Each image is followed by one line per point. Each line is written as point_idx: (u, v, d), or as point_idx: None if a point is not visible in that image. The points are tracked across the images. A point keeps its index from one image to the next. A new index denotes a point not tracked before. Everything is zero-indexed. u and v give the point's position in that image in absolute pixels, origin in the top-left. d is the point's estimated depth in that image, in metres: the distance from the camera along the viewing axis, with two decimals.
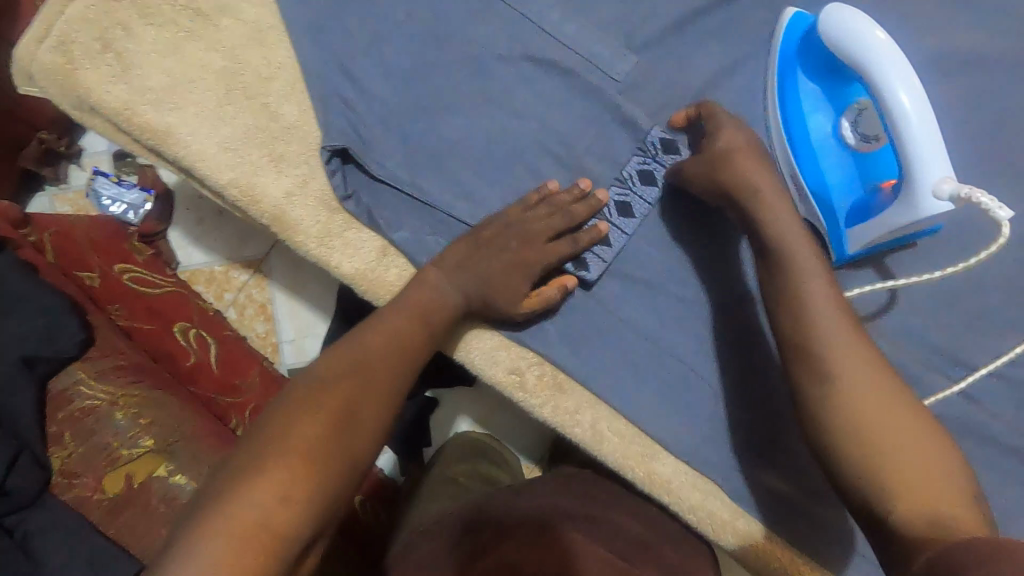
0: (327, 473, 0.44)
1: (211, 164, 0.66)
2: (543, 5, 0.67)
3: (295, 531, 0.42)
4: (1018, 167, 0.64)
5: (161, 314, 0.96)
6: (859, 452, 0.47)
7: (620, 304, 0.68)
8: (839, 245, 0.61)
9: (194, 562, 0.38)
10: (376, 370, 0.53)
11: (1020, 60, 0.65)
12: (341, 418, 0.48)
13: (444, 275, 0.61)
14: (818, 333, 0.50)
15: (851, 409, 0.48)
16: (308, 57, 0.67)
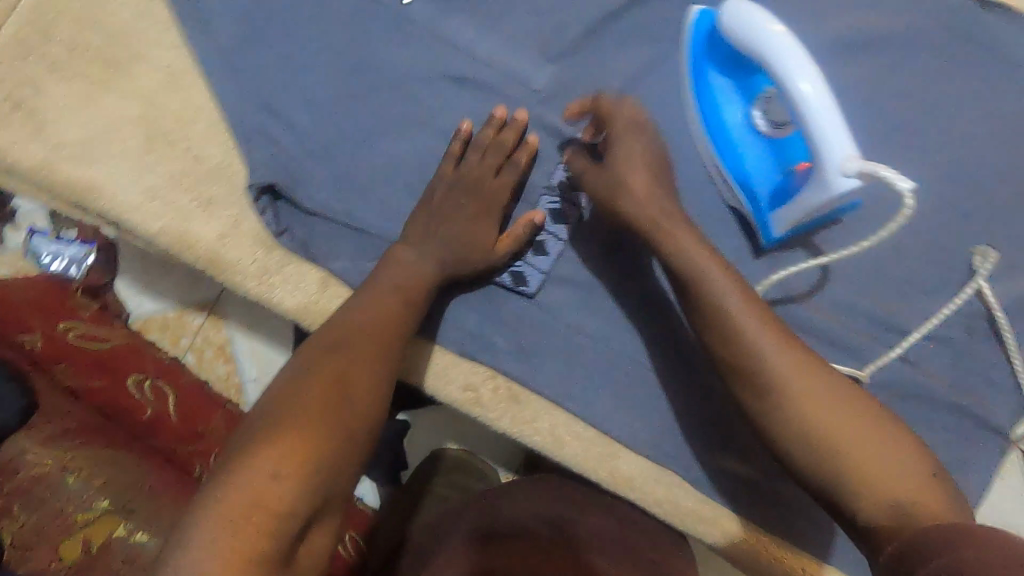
0: (323, 449, 0.45)
1: (139, 214, 0.66)
2: (455, 24, 0.68)
3: (292, 504, 0.42)
4: (922, 137, 0.67)
5: (112, 368, 0.93)
6: (831, 464, 0.48)
7: (566, 310, 0.68)
8: (765, 230, 0.64)
9: (195, 548, 0.39)
10: (358, 340, 0.53)
11: (913, 36, 0.68)
12: (334, 390, 0.49)
13: (414, 250, 0.62)
14: (749, 342, 0.51)
15: (797, 412, 0.49)
16: (225, 96, 0.66)
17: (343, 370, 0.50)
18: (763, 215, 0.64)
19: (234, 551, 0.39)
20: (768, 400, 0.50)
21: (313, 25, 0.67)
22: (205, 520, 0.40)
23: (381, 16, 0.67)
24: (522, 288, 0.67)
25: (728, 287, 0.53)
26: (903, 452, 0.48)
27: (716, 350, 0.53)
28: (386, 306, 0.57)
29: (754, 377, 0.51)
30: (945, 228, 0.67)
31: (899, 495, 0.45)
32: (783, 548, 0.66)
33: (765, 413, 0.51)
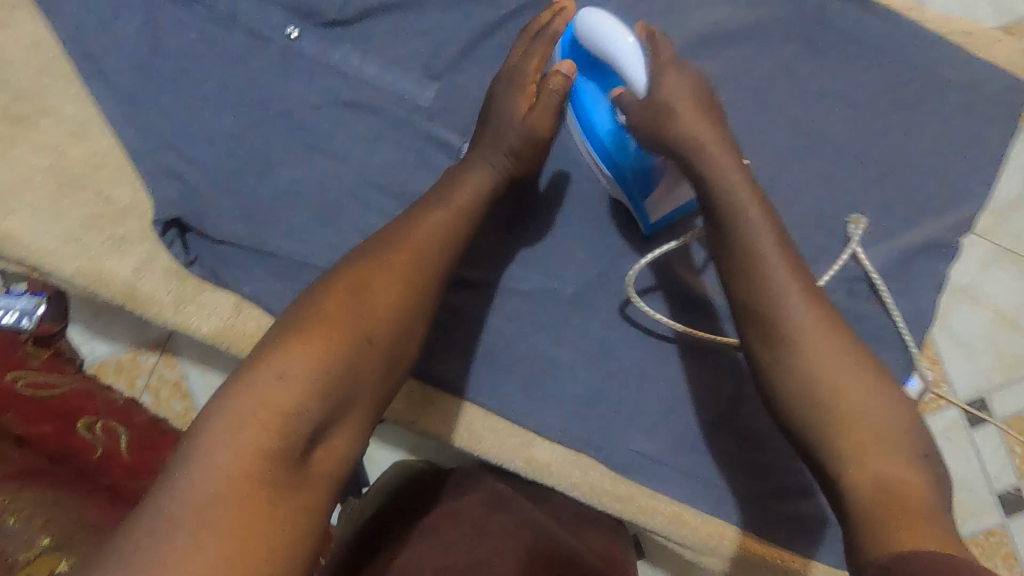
0: (341, 357, 0.53)
1: (57, 257, 0.69)
2: (342, 53, 0.72)
3: (300, 409, 0.50)
4: (776, 122, 0.74)
5: (63, 414, 0.95)
6: (833, 431, 0.51)
7: (472, 311, 0.72)
8: (643, 216, 0.70)
9: (224, 419, 0.48)
10: (389, 253, 0.59)
11: (762, 32, 0.75)
12: (350, 305, 0.55)
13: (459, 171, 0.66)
14: (778, 292, 0.55)
15: (815, 378, 0.52)
16: (128, 140, 0.70)
17: (364, 282, 0.57)
18: (639, 205, 0.69)
19: (246, 438, 0.47)
20: (787, 355, 0.54)
21: (207, 68, 0.71)
22: (230, 418, 0.48)
23: (269, 54, 0.72)
24: None
25: (768, 238, 0.56)
26: (902, 430, 0.51)
27: (733, 288, 0.57)
28: (427, 225, 0.61)
29: (775, 330, 0.54)
30: (809, 203, 0.73)
31: (887, 474, 0.49)
32: (697, 516, 0.70)
33: (780, 374, 0.54)
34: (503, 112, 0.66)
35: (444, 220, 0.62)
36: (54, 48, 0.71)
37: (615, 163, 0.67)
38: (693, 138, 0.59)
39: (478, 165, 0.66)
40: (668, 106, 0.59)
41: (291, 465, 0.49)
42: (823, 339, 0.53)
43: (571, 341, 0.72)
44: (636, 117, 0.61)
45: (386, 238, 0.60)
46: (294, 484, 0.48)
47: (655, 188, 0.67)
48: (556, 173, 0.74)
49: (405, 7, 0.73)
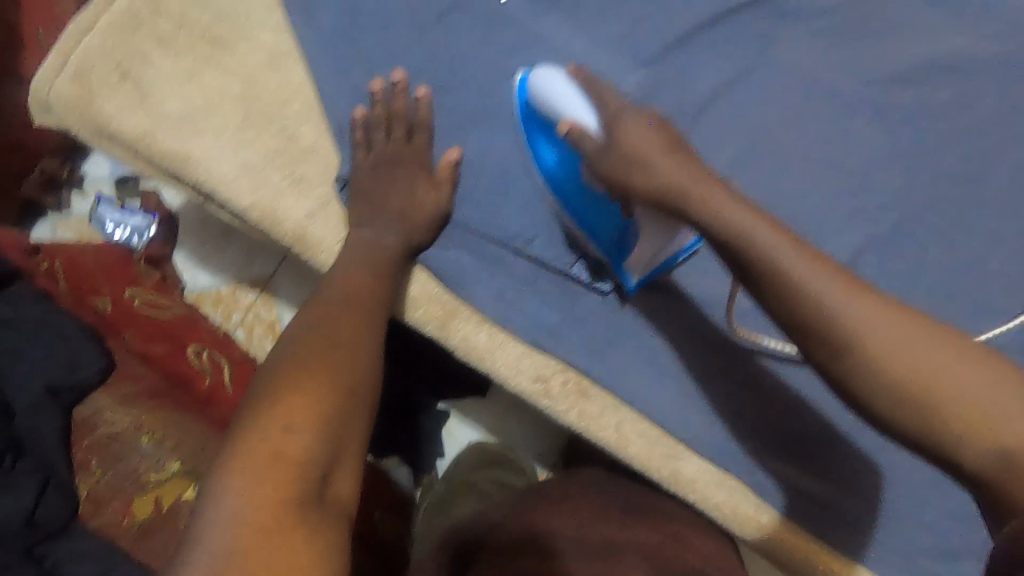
0: (331, 401, 0.50)
1: (232, 186, 0.68)
2: (551, 24, 0.70)
3: (308, 455, 0.46)
4: (977, 165, 0.72)
5: (174, 336, 0.92)
6: (931, 413, 0.46)
7: (640, 310, 0.69)
8: (623, 278, 0.67)
9: (231, 482, 0.43)
10: (334, 309, 0.59)
11: (972, 72, 0.73)
12: (330, 356, 0.54)
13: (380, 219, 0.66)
14: (814, 297, 0.49)
15: (894, 373, 0.46)
16: (323, 81, 0.69)
17: (337, 338, 0.56)
18: (618, 266, 0.66)
19: (263, 493, 0.42)
20: (855, 363, 0.48)
21: (410, 20, 0.69)
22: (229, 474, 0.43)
23: (475, 14, 0.70)
24: (597, 285, 0.69)
25: (777, 240, 0.51)
26: (1004, 393, 0.45)
27: (765, 302, 0.52)
28: (345, 275, 0.63)
29: (834, 346, 0.49)
30: (1004, 254, 0.70)
31: (1008, 442, 0.43)
32: (841, 562, 0.66)
33: (864, 380, 0.48)
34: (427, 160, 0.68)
35: (368, 274, 0.63)
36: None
37: (588, 221, 0.66)
38: (672, 183, 0.55)
39: (387, 229, 0.66)
40: (642, 158, 0.57)
41: (312, 503, 0.44)
42: (885, 331, 0.47)
43: (737, 356, 0.68)
44: (608, 167, 0.59)
45: (326, 300, 0.60)
46: (312, 506, 0.44)
47: (632, 250, 0.65)
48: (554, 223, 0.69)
49: None
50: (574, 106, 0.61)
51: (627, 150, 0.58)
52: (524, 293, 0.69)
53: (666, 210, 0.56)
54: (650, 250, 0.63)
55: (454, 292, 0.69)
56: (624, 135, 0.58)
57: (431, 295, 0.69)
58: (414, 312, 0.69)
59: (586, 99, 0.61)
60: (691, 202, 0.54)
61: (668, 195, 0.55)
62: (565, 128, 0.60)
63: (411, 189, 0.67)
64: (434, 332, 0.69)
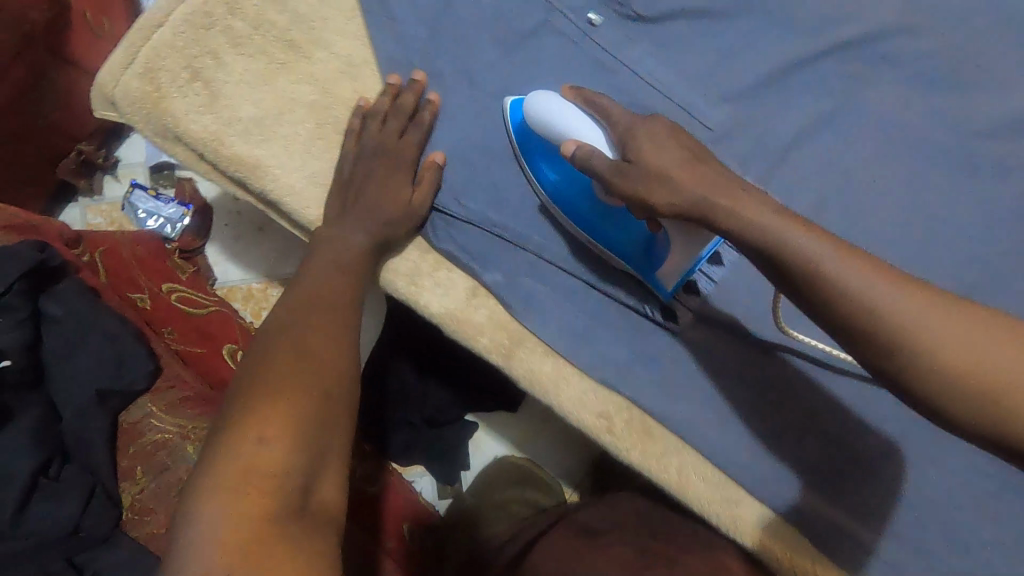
0: (305, 407, 0.48)
1: (300, 197, 0.67)
2: (638, 52, 0.67)
3: (283, 466, 0.45)
4: None
5: (211, 338, 0.95)
6: (1005, 411, 0.40)
7: (711, 350, 0.67)
8: (658, 287, 0.64)
9: (208, 501, 0.42)
10: (314, 312, 0.56)
11: None
12: (295, 363, 0.51)
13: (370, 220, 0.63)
14: (860, 297, 0.43)
15: (955, 376, 0.41)
16: (397, 90, 0.66)
17: (303, 341, 0.53)
18: (651, 276, 0.64)
19: (241, 512, 0.42)
20: (910, 367, 0.42)
21: (491, 39, 0.68)
22: (205, 495, 0.42)
23: (558, 37, 0.68)
24: (670, 322, 0.67)
25: (810, 236, 0.45)
26: None
27: (806, 306, 0.46)
28: (326, 278, 0.59)
29: (885, 353, 0.43)
30: None
31: None
32: None
33: (925, 386, 0.42)
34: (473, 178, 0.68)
35: (350, 281, 0.60)
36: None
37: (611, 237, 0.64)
38: (695, 192, 0.50)
39: (359, 228, 0.62)
40: (662, 173, 0.52)
41: (292, 515, 0.43)
42: (944, 328, 0.42)
43: (812, 404, 0.65)
44: (634, 190, 0.53)
45: (310, 299, 0.57)
46: (294, 519, 0.43)
47: (662, 260, 0.61)
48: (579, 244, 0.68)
49: (712, 17, 0.67)
50: (575, 125, 0.59)
51: (652, 169, 0.52)
52: (591, 326, 0.67)
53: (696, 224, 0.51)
54: (678, 258, 0.59)
55: (520, 321, 0.67)
56: (639, 151, 0.54)
57: (497, 322, 0.67)
58: (479, 339, 0.67)
59: (590, 117, 0.59)
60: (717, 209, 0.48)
61: (691, 208, 0.50)
62: (569, 150, 0.58)
63: (454, 209, 0.67)
64: (497, 360, 0.67)
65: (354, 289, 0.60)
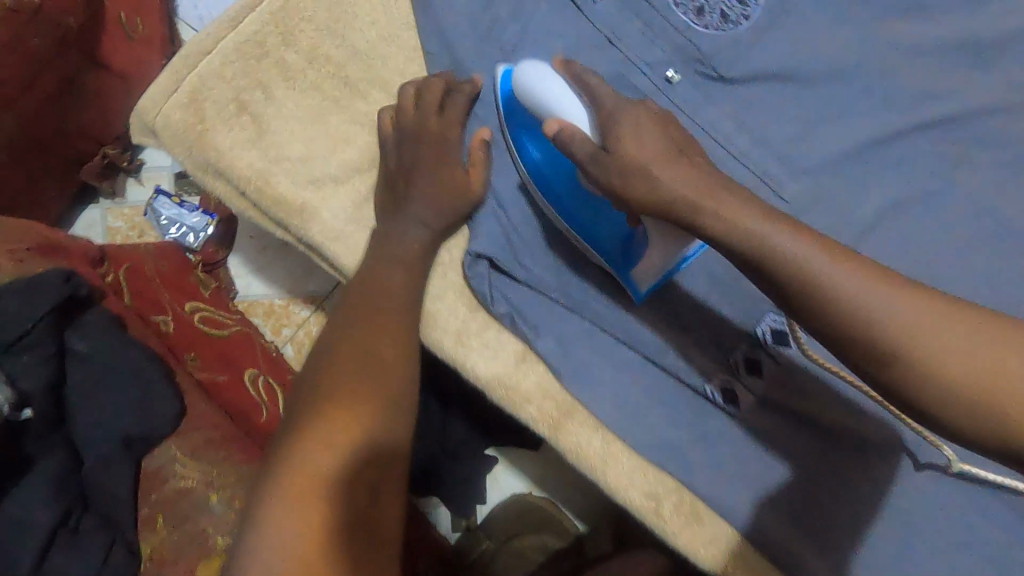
0: (364, 420, 0.51)
1: (348, 245, 0.63)
2: (717, 115, 0.63)
3: (345, 479, 0.48)
4: None
5: (231, 362, 0.90)
6: (1008, 413, 0.39)
7: (773, 438, 0.62)
8: (633, 289, 0.61)
9: (276, 507, 0.46)
10: (362, 321, 0.56)
11: None
12: (354, 372, 0.53)
13: (417, 272, 0.60)
14: (852, 303, 0.42)
15: (951, 380, 0.40)
16: (459, 109, 0.62)
17: (362, 350, 0.54)
18: (627, 276, 0.61)
19: (307, 522, 0.45)
20: (907, 373, 0.41)
21: (547, 62, 0.63)
22: (275, 498, 0.46)
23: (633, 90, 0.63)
24: (731, 407, 0.63)
25: (801, 241, 0.44)
26: None
27: (800, 318, 0.45)
28: (381, 307, 0.57)
29: (880, 359, 0.42)
30: None
31: None
32: None
33: (923, 393, 0.41)
34: (532, 240, 0.65)
35: (398, 344, 0.56)
36: (407, 19, 0.65)
37: (590, 230, 0.61)
38: (684, 194, 0.48)
39: (405, 285, 0.59)
40: (644, 167, 0.50)
41: (356, 523, 0.47)
42: (937, 328, 0.41)
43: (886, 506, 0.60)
44: (614, 182, 0.52)
45: (355, 339, 0.55)
46: (359, 525, 0.48)
47: (640, 259, 0.58)
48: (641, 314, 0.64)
49: (799, 82, 0.63)
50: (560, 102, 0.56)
51: (632, 163, 0.50)
52: (645, 402, 0.63)
53: (680, 224, 0.49)
54: (658, 262, 0.57)
55: (570, 392, 0.63)
56: (620, 140, 0.51)
57: (546, 390, 0.64)
58: (525, 407, 0.64)
59: (576, 96, 0.56)
60: (708, 214, 0.47)
61: (676, 207, 0.49)
62: (552, 128, 0.54)
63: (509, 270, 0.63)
64: (544, 431, 0.64)
65: (404, 356, 0.55)
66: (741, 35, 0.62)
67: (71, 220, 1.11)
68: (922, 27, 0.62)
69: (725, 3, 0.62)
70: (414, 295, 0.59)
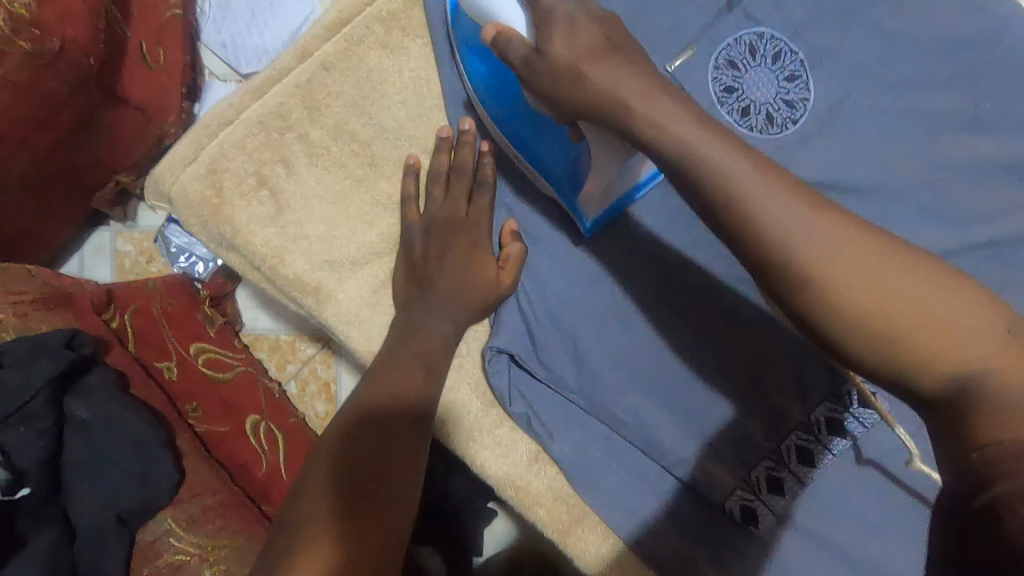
0: (360, 526, 0.46)
1: (363, 330, 0.61)
2: None
3: None
4: None
5: (234, 409, 0.87)
6: (897, 334, 0.39)
7: (798, 568, 0.58)
8: (578, 216, 0.60)
9: None
10: (361, 428, 0.52)
11: None
12: (345, 478, 0.49)
13: (436, 371, 0.56)
14: (764, 210, 0.42)
15: (849, 297, 0.40)
16: (486, 198, 0.59)
17: (352, 457, 0.50)
18: (571, 201, 0.60)
19: None
20: (810, 289, 0.40)
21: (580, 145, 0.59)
22: None
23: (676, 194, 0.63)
24: (752, 528, 0.59)
25: (726, 148, 0.44)
26: (968, 316, 0.39)
27: (713, 226, 0.44)
28: (391, 407, 0.53)
29: (785, 272, 0.41)
30: None
31: (975, 363, 0.37)
32: None
33: (823, 309, 0.40)
34: (555, 335, 0.61)
35: (405, 450, 0.52)
36: (437, 100, 0.63)
37: (536, 154, 0.59)
38: (615, 93, 0.47)
39: (423, 382, 0.55)
40: (573, 67, 0.48)
41: None
42: (841, 247, 0.41)
43: None
44: (547, 88, 0.50)
45: (365, 436, 0.52)
46: None
47: (584, 179, 0.58)
48: (665, 420, 0.61)
49: (845, 189, 0.60)
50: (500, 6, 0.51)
51: (560, 66, 0.48)
52: (659, 514, 0.60)
53: (607, 126, 0.49)
54: (603, 179, 0.56)
55: (583, 498, 0.61)
56: (553, 44, 0.48)
57: (557, 493, 0.61)
58: (535, 510, 0.61)
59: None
60: (639, 120, 0.46)
61: (604, 106, 0.48)
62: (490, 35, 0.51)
63: (528, 367, 0.61)
64: (552, 536, 0.60)
65: (408, 458, 0.52)
66: (788, 138, 0.60)
67: (80, 242, 1.08)
68: (973, 143, 0.60)
69: (771, 106, 0.61)
70: (429, 398, 0.55)
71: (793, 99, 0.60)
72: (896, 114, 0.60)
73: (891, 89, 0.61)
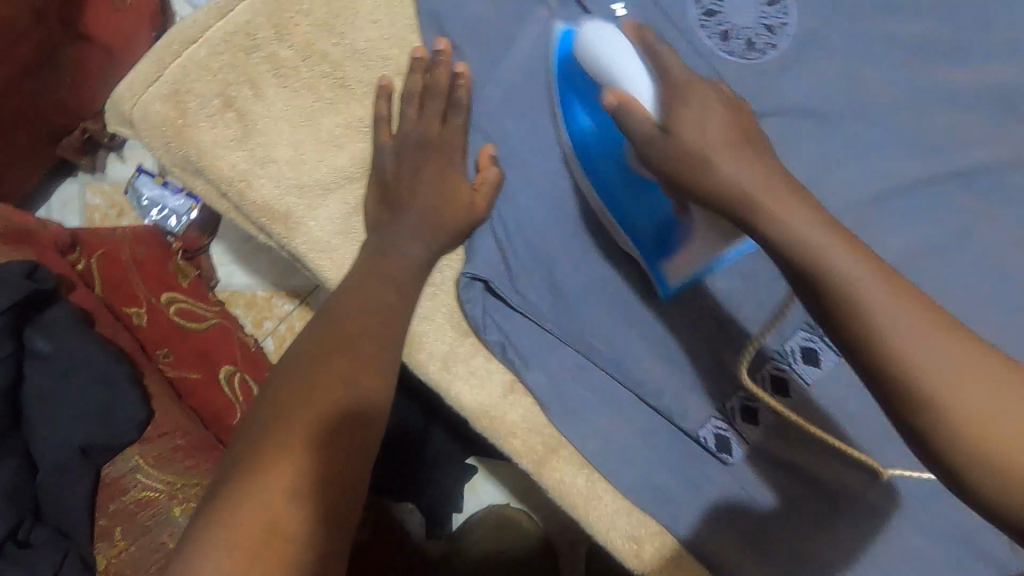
0: (318, 413, 0.46)
1: (334, 257, 0.59)
2: None
3: (301, 469, 0.44)
4: None
5: (206, 357, 0.86)
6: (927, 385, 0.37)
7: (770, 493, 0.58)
8: (660, 281, 0.59)
9: (234, 495, 0.42)
10: (336, 335, 0.51)
11: None
12: (313, 369, 0.49)
13: (406, 292, 0.55)
14: (805, 240, 0.41)
15: (926, 396, 0.37)
16: (459, 119, 0.59)
17: (323, 352, 0.50)
18: (656, 267, 0.59)
19: (255, 506, 0.42)
20: (856, 343, 0.39)
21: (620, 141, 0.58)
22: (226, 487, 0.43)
23: None
24: (726, 457, 0.59)
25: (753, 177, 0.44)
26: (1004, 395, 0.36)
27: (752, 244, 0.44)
28: (358, 320, 0.52)
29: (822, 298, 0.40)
30: None
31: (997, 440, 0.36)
32: None
33: (903, 406, 0.38)
34: (529, 262, 0.61)
35: (379, 361, 0.51)
36: (410, 22, 0.62)
37: (624, 208, 0.58)
38: (696, 149, 0.46)
39: (395, 302, 0.54)
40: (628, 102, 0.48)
41: (312, 514, 0.43)
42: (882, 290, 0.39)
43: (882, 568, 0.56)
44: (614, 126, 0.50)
45: (335, 343, 0.50)
46: (318, 512, 0.43)
47: (677, 253, 0.57)
48: (639, 348, 0.61)
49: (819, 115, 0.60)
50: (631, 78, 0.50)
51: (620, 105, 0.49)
52: (633, 443, 0.60)
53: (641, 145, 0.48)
54: (696, 255, 0.56)
55: (558, 427, 0.60)
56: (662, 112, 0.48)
57: (531, 422, 0.60)
58: (509, 439, 0.60)
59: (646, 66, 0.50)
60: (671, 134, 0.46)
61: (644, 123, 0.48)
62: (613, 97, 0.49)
63: (501, 295, 0.60)
64: (527, 465, 0.60)
65: (377, 356, 0.51)
66: (767, 63, 0.60)
67: (47, 193, 1.05)
68: (945, 71, 0.61)
69: (751, 31, 0.60)
70: (403, 317, 0.54)
71: (773, 23, 0.60)
72: (872, 42, 0.61)
73: (866, 17, 0.61)
